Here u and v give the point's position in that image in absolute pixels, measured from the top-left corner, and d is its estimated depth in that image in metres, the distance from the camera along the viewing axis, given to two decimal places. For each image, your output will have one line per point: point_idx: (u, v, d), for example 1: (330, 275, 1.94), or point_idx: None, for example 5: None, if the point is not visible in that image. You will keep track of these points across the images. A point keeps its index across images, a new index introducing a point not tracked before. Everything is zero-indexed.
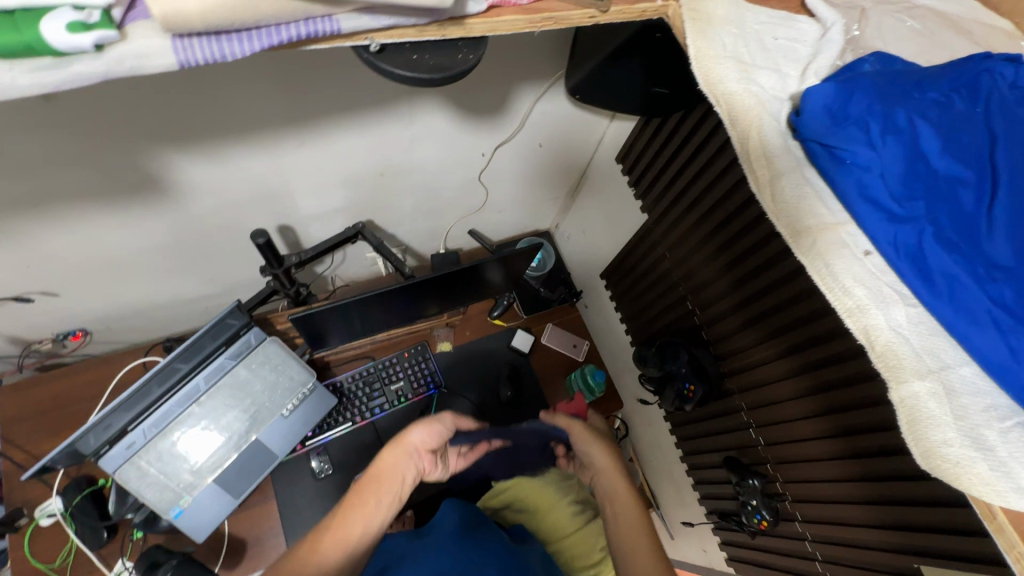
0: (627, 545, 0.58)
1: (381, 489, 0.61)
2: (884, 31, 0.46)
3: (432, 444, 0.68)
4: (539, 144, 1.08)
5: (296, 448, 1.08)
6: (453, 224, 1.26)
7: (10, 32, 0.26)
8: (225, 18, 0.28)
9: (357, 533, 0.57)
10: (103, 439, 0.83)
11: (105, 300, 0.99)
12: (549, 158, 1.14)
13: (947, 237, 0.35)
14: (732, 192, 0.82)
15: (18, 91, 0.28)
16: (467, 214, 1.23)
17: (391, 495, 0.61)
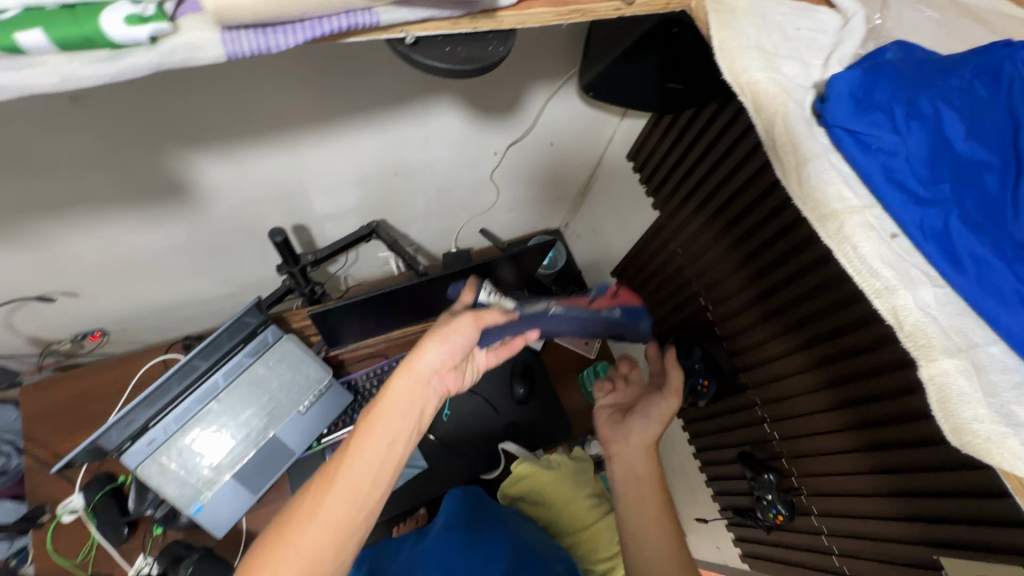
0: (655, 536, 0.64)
1: (394, 427, 0.53)
2: (904, 22, 0.46)
3: (447, 362, 0.59)
4: (550, 143, 1.09)
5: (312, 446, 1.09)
6: (464, 224, 1.26)
7: (73, 26, 0.27)
8: (272, 11, 0.30)
9: (374, 472, 0.51)
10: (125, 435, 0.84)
11: (125, 299, 1.01)
12: (560, 157, 1.15)
13: (973, 219, 0.35)
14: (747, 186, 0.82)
15: (78, 82, 0.29)
16: (478, 214, 1.24)
17: (405, 433, 0.54)
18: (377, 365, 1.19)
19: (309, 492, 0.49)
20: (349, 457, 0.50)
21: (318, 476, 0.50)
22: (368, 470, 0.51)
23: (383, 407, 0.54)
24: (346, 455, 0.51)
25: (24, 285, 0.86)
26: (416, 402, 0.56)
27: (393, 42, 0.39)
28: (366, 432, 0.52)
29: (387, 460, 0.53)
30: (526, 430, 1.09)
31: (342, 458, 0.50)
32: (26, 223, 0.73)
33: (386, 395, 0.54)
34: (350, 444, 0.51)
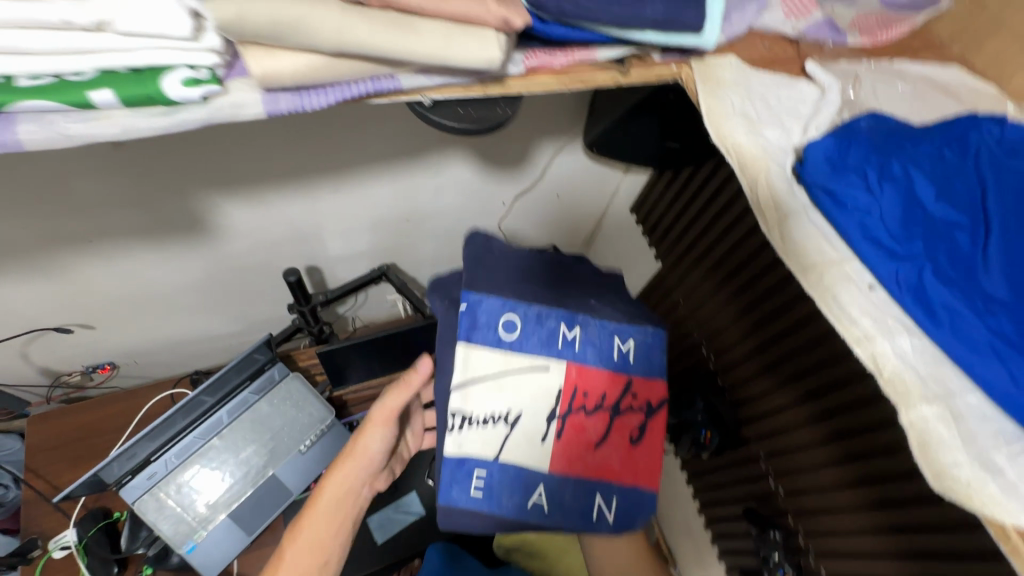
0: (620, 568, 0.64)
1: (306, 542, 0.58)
2: (877, 94, 0.51)
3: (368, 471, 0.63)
4: (557, 195, 1.14)
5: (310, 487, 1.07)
6: None
7: (137, 85, 0.31)
8: (307, 77, 0.34)
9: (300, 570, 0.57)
10: (127, 467, 0.85)
11: (137, 334, 1.04)
12: (566, 208, 1.19)
13: (946, 273, 0.38)
14: (745, 239, 0.85)
15: (135, 134, 0.33)
16: None
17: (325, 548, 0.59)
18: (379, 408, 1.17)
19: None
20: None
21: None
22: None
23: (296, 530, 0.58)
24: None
25: (43, 316, 0.90)
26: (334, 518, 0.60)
27: (413, 104, 0.43)
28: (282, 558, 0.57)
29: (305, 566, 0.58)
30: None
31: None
32: (53, 256, 0.78)
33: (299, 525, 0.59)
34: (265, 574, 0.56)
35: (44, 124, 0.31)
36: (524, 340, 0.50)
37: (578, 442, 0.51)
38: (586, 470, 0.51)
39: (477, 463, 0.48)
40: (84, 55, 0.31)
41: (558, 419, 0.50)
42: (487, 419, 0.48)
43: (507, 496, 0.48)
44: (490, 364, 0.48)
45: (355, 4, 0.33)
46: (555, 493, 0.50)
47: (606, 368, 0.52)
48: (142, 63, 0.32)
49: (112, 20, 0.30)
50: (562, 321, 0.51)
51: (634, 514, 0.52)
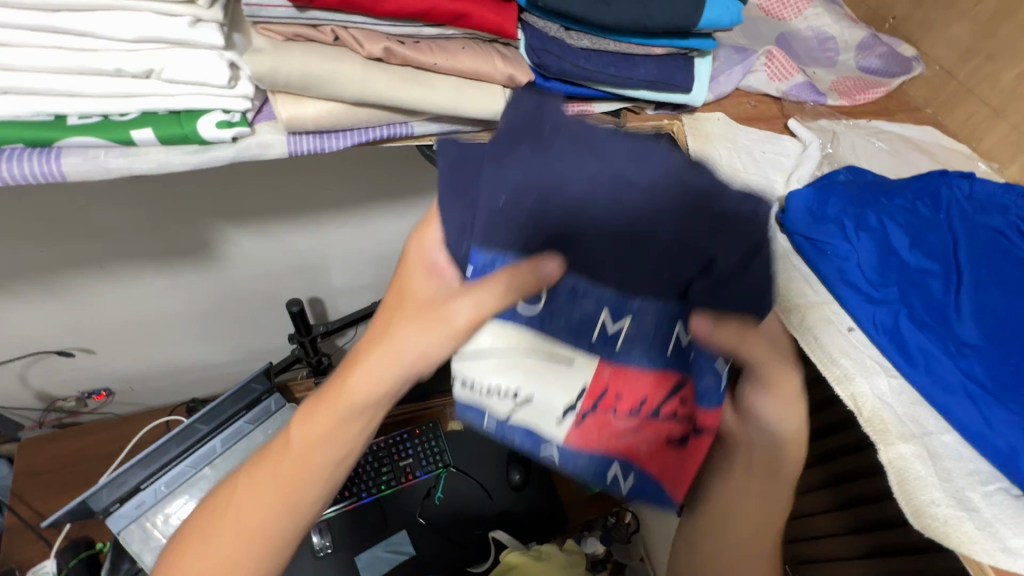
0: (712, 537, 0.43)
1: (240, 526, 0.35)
2: (856, 150, 0.55)
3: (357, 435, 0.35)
4: None
5: None
6: None
7: (175, 126, 0.35)
8: (328, 122, 0.37)
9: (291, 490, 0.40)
10: (115, 495, 0.85)
11: (137, 360, 1.05)
12: None
13: (920, 317, 0.40)
14: None
15: (169, 168, 0.36)
16: None
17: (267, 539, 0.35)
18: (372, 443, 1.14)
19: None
20: (197, 557, 0.36)
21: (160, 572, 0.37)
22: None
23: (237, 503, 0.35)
24: (191, 554, 0.36)
25: (46, 339, 0.91)
26: (284, 499, 0.35)
27: (424, 150, 0.47)
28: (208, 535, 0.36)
29: None
30: (519, 521, 1.07)
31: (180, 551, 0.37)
32: (63, 280, 0.81)
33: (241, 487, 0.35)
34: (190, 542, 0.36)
35: (85, 157, 0.34)
36: (549, 314, 0.30)
37: (605, 434, 0.32)
38: (604, 455, 0.33)
39: (477, 409, 0.31)
40: (129, 99, 0.34)
41: (578, 410, 0.32)
42: (483, 389, 0.31)
43: (517, 440, 0.32)
44: (502, 335, 0.30)
45: (376, 60, 0.36)
46: (571, 462, 0.33)
47: (654, 366, 0.32)
48: (182, 107, 0.35)
49: (159, 69, 0.33)
50: (606, 306, 0.30)
51: (657, 495, 0.35)
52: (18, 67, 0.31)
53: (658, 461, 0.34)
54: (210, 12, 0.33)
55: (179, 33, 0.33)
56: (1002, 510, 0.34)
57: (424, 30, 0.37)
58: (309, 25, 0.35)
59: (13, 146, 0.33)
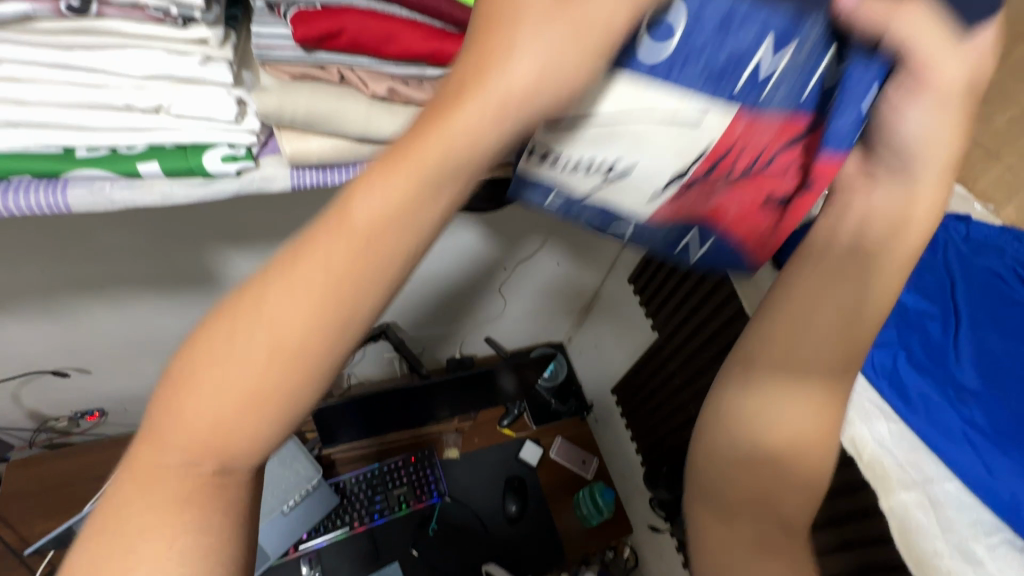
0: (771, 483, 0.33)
1: (229, 373, 0.23)
2: None
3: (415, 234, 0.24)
4: (556, 263, 1.18)
5: (288, 551, 1.06)
6: (469, 334, 1.31)
7: (180, 159, 0.35)
8: (331, 155, 0.38)
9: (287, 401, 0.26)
10: None
11: (132, 380, 1.04)
12: (565, 277, 1.24)
13: (919, 361, 0.42)
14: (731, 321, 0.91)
15: (173, 201, 0.36)
16: (484, 322, 1.30)
17: (276, 396, 0.23)
18: (368, 468, 1.18)
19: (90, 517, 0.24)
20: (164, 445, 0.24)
21: (103, 489, 0.24)
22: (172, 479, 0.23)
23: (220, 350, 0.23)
24: (153, 441, 0.24)
25: (43, 360, 0.91)
26: (300, 327, 0.23)
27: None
28: (179, 403, 0.23)
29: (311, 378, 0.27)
30: (506, 552, 1.18)
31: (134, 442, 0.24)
32: (64, 302, 0.81)
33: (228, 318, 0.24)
34: (147, 429, 0.24)
35: (89, 189, 0.34)
36: (687, 54, 0.25)
37: (699, 198, 0.33)
38: (694, 217, 0.34)
39: (561, 187, 0.32)
40: (137, 133, 0.34)
41: (687, 179, 0.31)
42: (582, 165, 0.29)
43: (586, 214, 0.34)
44: (641, 94, 0.26)
45: (381, 99, 0.37)
46: (645, 233, 0.35)
47: (784, 111, 0.28)
48: (187, 142, 0.35)
49: (168, 105, 0.34)
50: (768, 34, 0.25)
51: (719, 258, 0.38)
52: (29, 100, 0.32)
53: (745, 216, 0.34)
54: (220, 52, 0.35)
55: (190, 71, 0.34)
56: (1005, 560, 0.36)
57: (429, 71, 0.37)
58: (316, 66, 0.36)
59: (21, 177, 0.33)
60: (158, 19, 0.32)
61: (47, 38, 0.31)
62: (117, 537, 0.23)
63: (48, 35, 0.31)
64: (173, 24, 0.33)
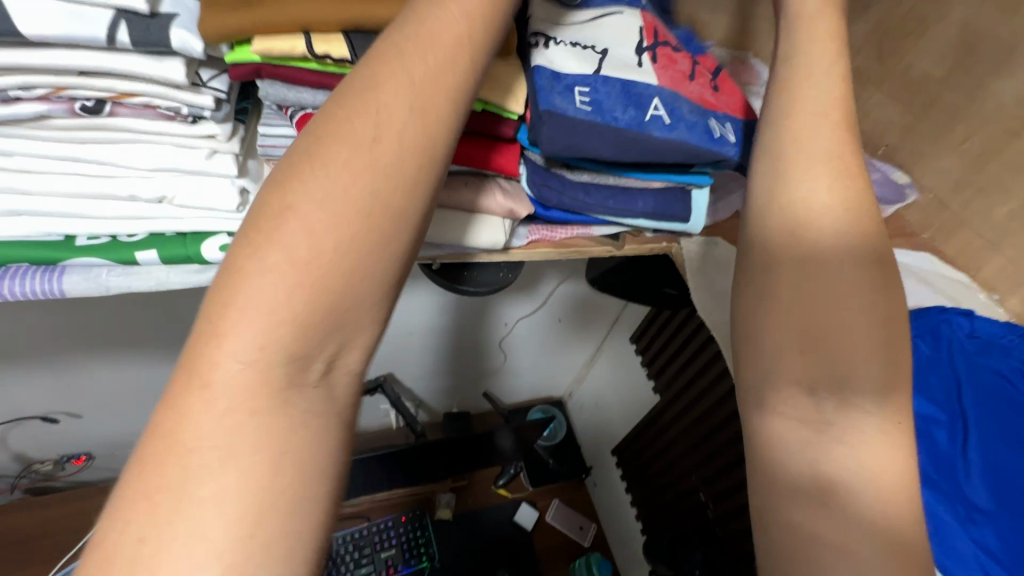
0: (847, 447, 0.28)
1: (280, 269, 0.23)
2: None
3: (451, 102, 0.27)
4: (558, 318, 1.18)
5: None
6: (468, 387, 1.28)
7: (179, 245, 0.35)
8: None
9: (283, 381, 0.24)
10: None
11: (122, 425, 1.02)
12: (567, 332, 1.23)
13: (927, 474, 0.41)
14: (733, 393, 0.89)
15: (170, 286, 0.36)
16: (484, 376, 1.26)
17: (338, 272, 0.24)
18: (357, 528, 1.13)
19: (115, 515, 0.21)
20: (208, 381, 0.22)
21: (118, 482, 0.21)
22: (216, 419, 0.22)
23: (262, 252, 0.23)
24: (180, 401, 0.22)
25: (34, 404, 0.89)
26: (350, 206, 0.24)
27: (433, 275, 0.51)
28: (211, 342, 0.22)
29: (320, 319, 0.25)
30: None
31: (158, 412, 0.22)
32: (62, 347, 0.80)
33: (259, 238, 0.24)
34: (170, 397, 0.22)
35: (86, 276, 0.34)
36: None
37: (674, 69, 0.44)
38: (693, 94, 0.43)
39: (578, 81, 0.40)
40: (139, 221, 0.35)
41: (648, 45, 0.44)
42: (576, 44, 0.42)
43: (620, 109, 0.40)
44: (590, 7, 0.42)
45: None
46: (670, 106, 0.41)
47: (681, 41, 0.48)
48: (190, 229, 0.36)
49: (172, 196, 0.34)
50: None
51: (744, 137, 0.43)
52: (33, 191, 0.32)
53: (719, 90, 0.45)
54: (227, 146, 0.35)
55: (196, 164, 0.35)
56: None
57: None
58: None
59: (19, 264, 0.33)
60: (170, 116, 0.33)
61: (58, 135, 0.32)
62: (177, 510, 0.20)
63: (60, 132, 0.32)
64: (183, 120, 0.34)
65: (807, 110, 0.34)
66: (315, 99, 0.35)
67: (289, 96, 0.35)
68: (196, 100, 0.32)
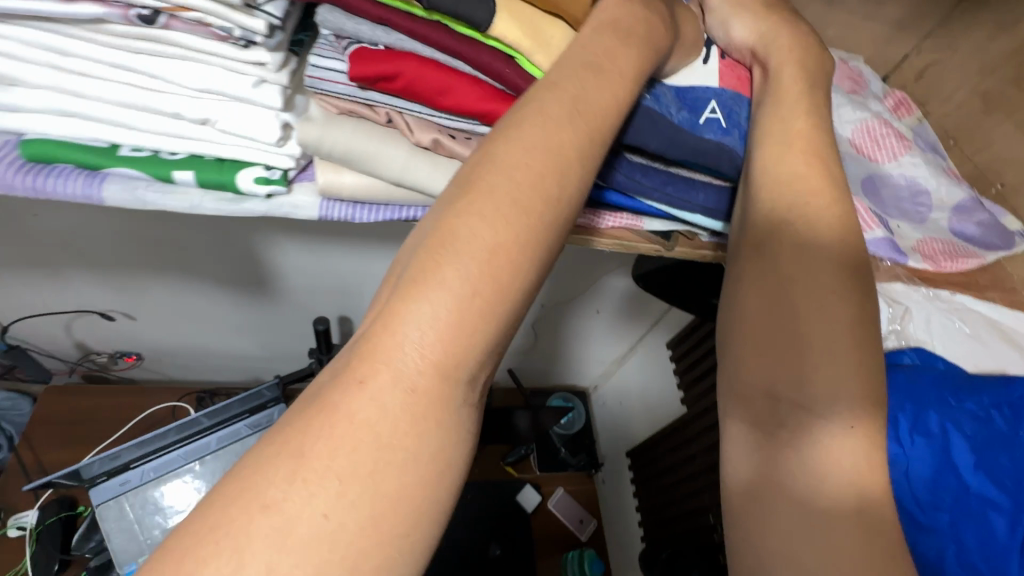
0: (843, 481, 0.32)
1: (457, 291, 0.27)
2: (931, 328, 0.50)
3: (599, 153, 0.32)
4: (597, 310, 1.14)
5: None
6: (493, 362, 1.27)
7: (216, 171, 0.35)
8: (364, 194, 0.37)
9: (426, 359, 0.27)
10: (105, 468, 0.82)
11: (169, 334, 1.09)
12: (603, 325, 1.19)
13: (972, 563, 0.37)
14: None
15: (202, 212, 0.36)
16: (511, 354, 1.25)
17: (501, 305, 0.28)
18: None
19: (257, 467, 0.25)
20: (356, 405, 0.26)
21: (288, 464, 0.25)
22: (380, 409, 0.26)
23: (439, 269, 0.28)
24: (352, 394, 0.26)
25: (97, 299, 0.96)
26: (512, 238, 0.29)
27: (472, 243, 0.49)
28: (387, 343, 0.27)
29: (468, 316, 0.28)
30: None
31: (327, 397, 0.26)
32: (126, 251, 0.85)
33: (426, 274, 0.28)
34: (339, 397, 0.26)
35: (126, 187, 0.34)
36: None
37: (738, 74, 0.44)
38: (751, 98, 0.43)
39: None
40: (181, 140, 0.35)
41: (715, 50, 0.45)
42: None
43: (676, 108, 0.41)
44: None
45: (424, 148, 0.36)
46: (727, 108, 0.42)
47: None
48: (225, 155, 0.35)
49: (215, 119, 0.34)
50: None
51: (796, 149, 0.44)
52: (83, 94, 0.33)
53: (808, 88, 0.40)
54: (275, 77, 0.34)
55: (241, 91, 0.34)
56: None
57: (478, 128, 0.36)
58: (365, 104, 0.35)
59: (66, 165, 0.34)
60: (222, 37, 0.32)
61: (117, 39, 0.32)
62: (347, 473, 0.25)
63: (117, 38, 0.32)
64: (235, 44, 0.32)
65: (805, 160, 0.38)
66: (374, 35, 0.33)
67: (348, 26, 0.33)
68: (248, 23, 0.31)
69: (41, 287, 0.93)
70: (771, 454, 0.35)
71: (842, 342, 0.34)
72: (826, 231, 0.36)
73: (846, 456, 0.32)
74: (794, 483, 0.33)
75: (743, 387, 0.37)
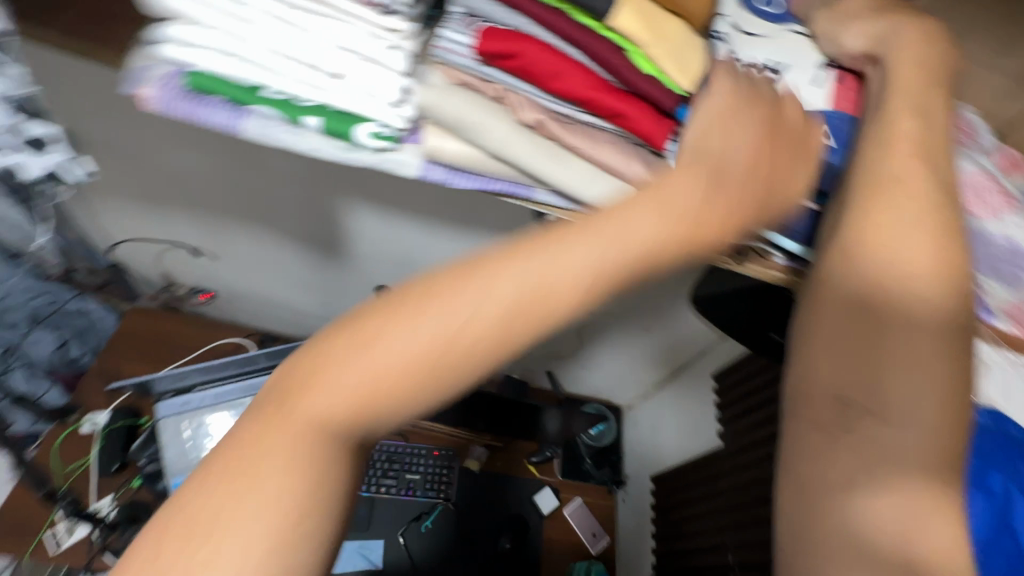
0: (904, 527, 0.33)
1: (436, 333, 0.30)
2: (1004, 390, 0.49)
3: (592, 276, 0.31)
4: (644, 328, 1.13)
5: None
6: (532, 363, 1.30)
7: (338, 121, 0.38)
8: (466, 161, 0.40)
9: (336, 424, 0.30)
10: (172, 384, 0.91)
11: (245, 280, 1.18)
12: (650, 346, 1.19)
13: None
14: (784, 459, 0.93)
15: (322, 154, 0.40)
16: (553, 359, 1.27)
17: (412, 397, 0.30)
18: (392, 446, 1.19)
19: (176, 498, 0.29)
20: (257, 444, 0.29)
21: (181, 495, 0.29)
22: (323, 404, 0.29)
23: (422, 302, 0.31)
24: (261, 437, 0.29)
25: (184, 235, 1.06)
26: (455, 338, 0.30)
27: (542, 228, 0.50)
28: (303, 399, 0.30)
29: (392, 391, 0.30)
30: None
31: (350, 344, 0.30)
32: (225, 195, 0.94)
33: (358, 341, 0.30)
34: (245, 436, 0.30)
35: (263, 125, 0.39)
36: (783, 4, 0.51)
37: (848, 92, 0.47)
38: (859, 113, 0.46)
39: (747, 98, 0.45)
40: (315, 90, 0.38)
41: (830, 70, 0.48)
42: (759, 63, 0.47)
43: None
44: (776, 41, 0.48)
45: (527, 126, 0.38)
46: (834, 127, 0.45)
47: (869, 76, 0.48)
48: (344, 107, 0.39)
49: (347, 74, 0.38)
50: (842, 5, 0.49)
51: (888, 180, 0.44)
52: (242, 36, 0.37)
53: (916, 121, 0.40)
54: (405, 44, 0.38)
55: (374, 51, 0.38)
56: None
57: (581, 115, 0.39)
58: (481, 78, 0.38)
59: (216, 99, 0.38)
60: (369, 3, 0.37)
61: None
62: (231, 516, 0.28)
63: None
64: (376, 10, 0.37)
65: (919, 193, 0.38)
66: (505, 18, 0.37)
67: (483, 7, 0.37)
68: None
69: (145, 215, 1.03)
70: (834, 455, 0.36)
71: (921, 384, 0.35)
72: (926, 290, 0.36)
73: (899, 492, 0.34)
74: (859, 484, 0.35)
75: (809, 390, 0.38)
